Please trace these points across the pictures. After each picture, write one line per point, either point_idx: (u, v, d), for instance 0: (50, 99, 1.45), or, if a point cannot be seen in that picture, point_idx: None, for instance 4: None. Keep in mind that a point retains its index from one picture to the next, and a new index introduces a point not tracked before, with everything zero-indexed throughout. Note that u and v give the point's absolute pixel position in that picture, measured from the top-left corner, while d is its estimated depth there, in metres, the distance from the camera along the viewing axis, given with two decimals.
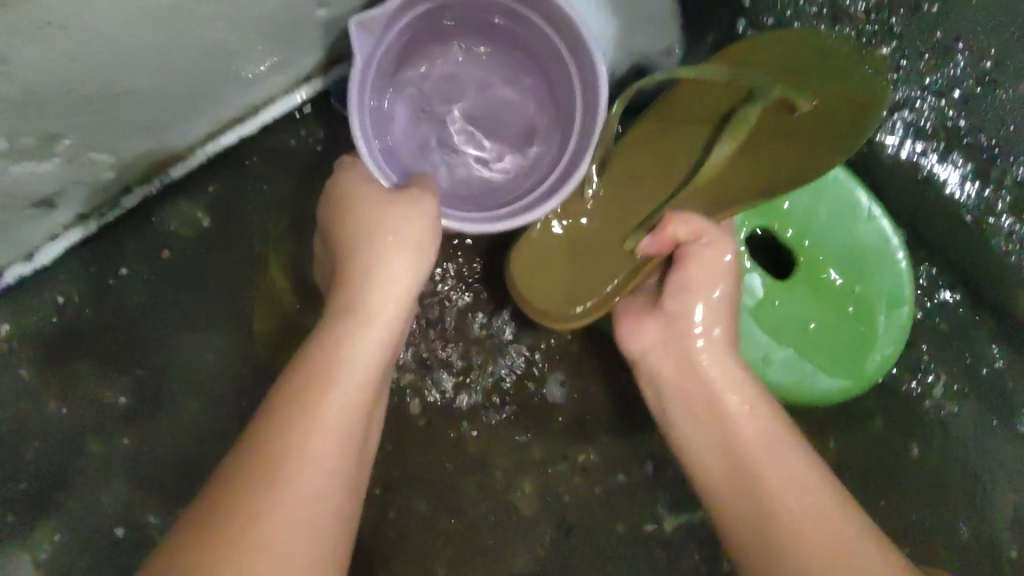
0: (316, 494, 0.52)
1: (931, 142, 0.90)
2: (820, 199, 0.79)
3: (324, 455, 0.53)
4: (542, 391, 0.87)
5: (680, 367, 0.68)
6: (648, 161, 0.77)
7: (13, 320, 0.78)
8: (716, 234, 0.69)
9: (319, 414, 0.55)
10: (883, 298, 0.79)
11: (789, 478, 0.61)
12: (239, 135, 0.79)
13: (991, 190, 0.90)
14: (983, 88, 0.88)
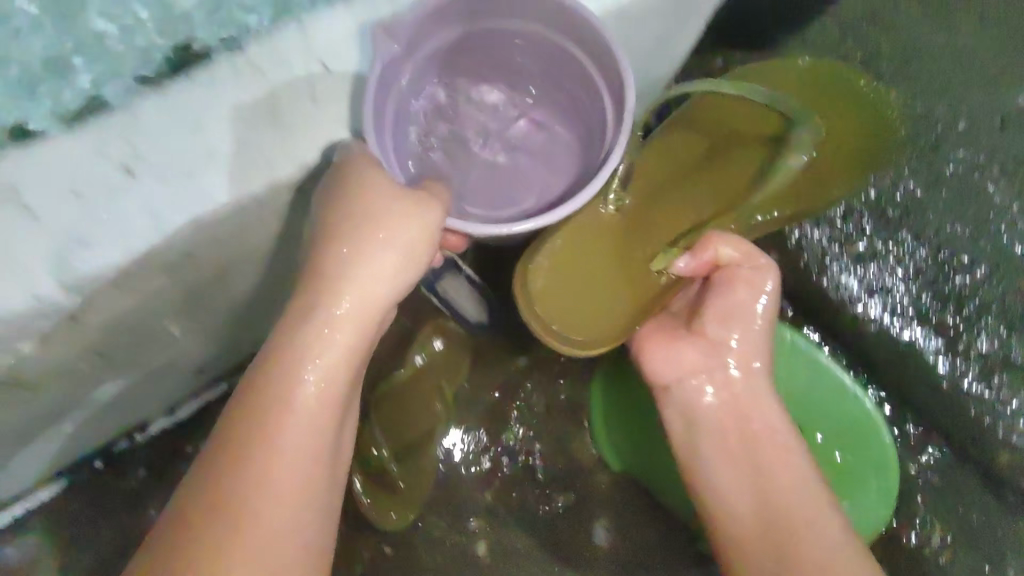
0: (284, 502, 0.57)
1: (907, 319, 1.08)
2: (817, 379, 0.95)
3: (291, 467, 0.57)
4: (591, 536, 0.97)
5: (721, 399, 0.79)
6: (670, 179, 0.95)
7: (156, 462, 0.96)
8: (757, 259, 0.81)
9: (281, 426, 0.57)
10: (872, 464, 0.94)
11: (808, 496, 0.74)
12: None
13: (961, 361, 1.07)
14: (943, 276, 1.09)
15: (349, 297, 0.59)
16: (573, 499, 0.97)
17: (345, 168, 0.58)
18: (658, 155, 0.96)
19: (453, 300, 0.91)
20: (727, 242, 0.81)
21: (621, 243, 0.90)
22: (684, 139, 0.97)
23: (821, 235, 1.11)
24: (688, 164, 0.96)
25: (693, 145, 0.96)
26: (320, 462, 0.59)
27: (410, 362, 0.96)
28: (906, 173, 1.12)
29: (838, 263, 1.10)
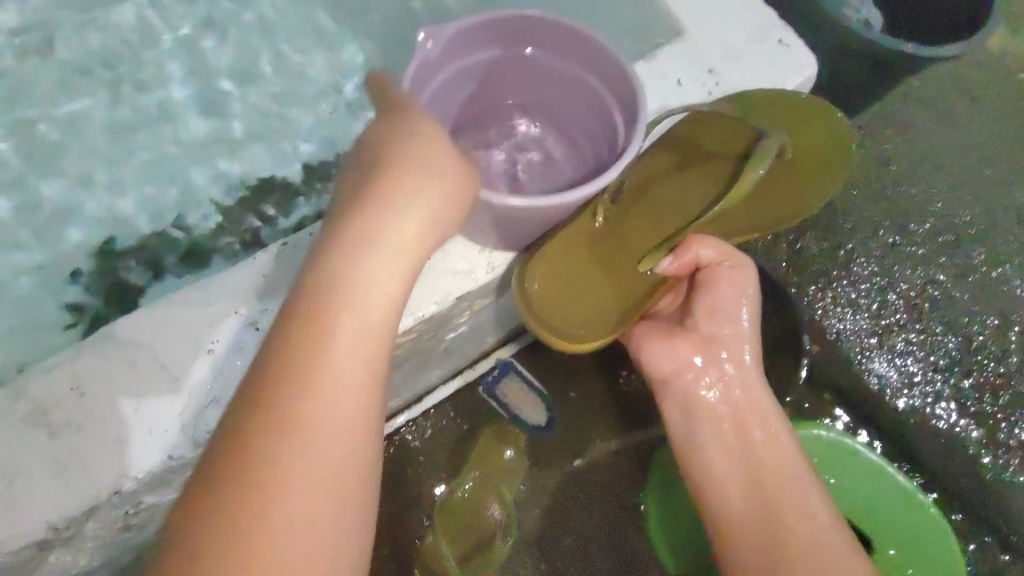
0: (319, 485, 0.51)
1: (947, 408, 1.12)
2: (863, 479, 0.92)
3: (328, 449, 0.52)
4: None
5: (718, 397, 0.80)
6: (647, 195, 0.94)
7: None
8: (737, 257, 0.84)
9: (319, 394, 0.53)
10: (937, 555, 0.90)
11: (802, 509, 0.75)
12: (407, 416, 1.02)
13: (1002, 452, 1.10)
14: (978, 365, 1.14)
15: (385, 267, 0.58)
16: None
17: (391, 146, 0.62)
18: (648, 176, 0.95)
19: (513, 402, 1.04)
20: (708, 243, 0.83)
21: (605, 256, 0.89)
22: (664, 162, 0.96)
23: (858, 326, 1.16)
24: (669, 183, 0.95)
25: (668, 165, 0.96)
26: (359, 448, 0.54)
27: (471, 464, 1.01)
28: (934, 267, 1.18)
29: (874, 352, 1.15)
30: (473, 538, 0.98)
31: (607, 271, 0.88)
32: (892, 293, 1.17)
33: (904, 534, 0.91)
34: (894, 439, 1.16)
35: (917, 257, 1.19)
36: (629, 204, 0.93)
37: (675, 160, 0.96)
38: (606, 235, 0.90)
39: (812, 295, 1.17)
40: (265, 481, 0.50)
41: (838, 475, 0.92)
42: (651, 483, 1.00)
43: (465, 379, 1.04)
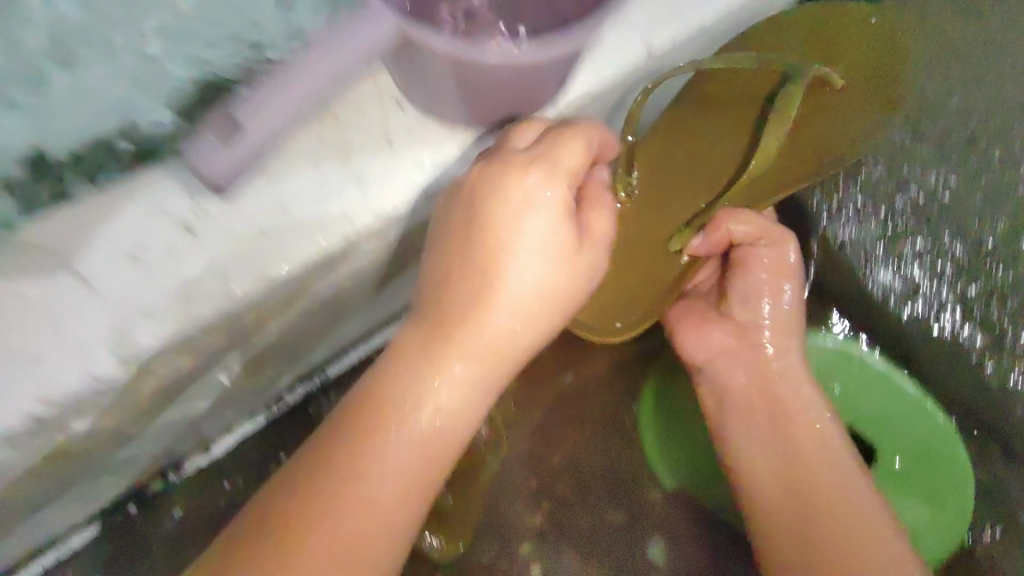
0: (386, 493, 0.54)
1: (950, 315, 1.05)
2: (878, 390, 0.86)
3: (402, 459, 0.55)
4: (643, 553, 0.93)
5: (754, 370, 0.82)
6: (672, 156, 0.89)
7: (200, 495, 0.95)
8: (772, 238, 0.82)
9: (406, 411, 0.56)
10: (946, 476, 0.85)
11: (838, 484, 0.75)
12: (383, 338, 0.96)
13: (1007, 360, 1.02)
14: (988, 268, 1.04)
15: (518, 278, 0.57)
16: (626, 517, 0.94)
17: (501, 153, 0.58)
18: (671, 128, 0.90)
19: None
20: (737, 218, 0.81)
21: (633, 236, 0.88)
22: (688, 119, 0.89)
23: (864, 233, 1.11)
24: (692, 146, 0.89)
25: (699, 121, 0.89)
26: (434, 466, 0.57)
27: None
28: (947, 165, 1.07)
29: (877, 259, 1.10)
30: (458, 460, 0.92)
31: (641, 252, 0.88)
32: (901, 196, 1.09)
33: (903, 441, 0.86)
34: (893, 342, 1.13)
35: (925, 157, 1.08)
36: (655, 169, 0.89)
37: (706, 117, 0.89)
38: (633, 212, 0.88)
39: (818, 204, 1.14)
40: (347, 476, 0.54)
41: (839, 385, 0.88)
42: (643, 399, 0.95)
43: None
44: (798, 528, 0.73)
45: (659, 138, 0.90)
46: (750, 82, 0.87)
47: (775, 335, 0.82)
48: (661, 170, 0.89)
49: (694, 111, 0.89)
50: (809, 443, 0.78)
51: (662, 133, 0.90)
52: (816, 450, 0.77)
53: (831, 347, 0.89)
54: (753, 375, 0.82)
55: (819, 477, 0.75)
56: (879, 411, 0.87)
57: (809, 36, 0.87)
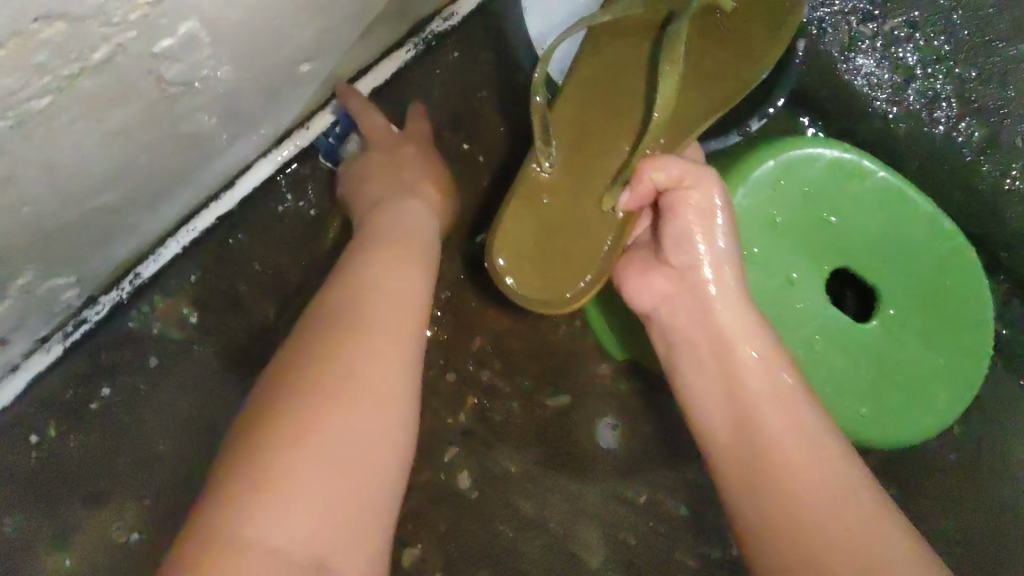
0: (350, 463, 0.44)
1: (942, 109, 0.84)
2: (879, 212, 0.63)
3: (363, 417, 0.46)
4: (593, 437, 0.78)
5: (689, 255, 0.60)
6: (604, 87, 0.67)
7: None
8: (700, 171, 0.59)
9: (356, 355, 0.48)
10: (958, 316, 0.64)
11: (799, 423, 0.53)
12: (215, 214, 0.67)
13: (1003, 157, 0.84)
14: (989, 44, 0.82)
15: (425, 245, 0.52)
16: (570, 398, 0.77)
17: None
18: (583, 83, 0.67)
19: None
20: (661, 163, 0.59)
21: (555, 210, 0.63)
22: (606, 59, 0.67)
23: (850, 6, 0.84)
24: (620, 34, 0.67)
25: (633, 51, 0.67)
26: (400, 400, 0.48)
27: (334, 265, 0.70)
28: None
29: (864, 45, 0.84)
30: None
31: (567, 213, 0.63)
32: None
33: (905, 279, 0.64)
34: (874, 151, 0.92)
35: None
36: (582, 117, 0.66)
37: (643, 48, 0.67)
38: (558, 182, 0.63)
39: None
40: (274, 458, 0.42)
41: (834, 210, 0.63)
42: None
43: (297, 144, 0.69)
44: (738, 420, 0.54)
45: (586, 61, 0.67)
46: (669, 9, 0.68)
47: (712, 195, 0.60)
48: (590, 76, 0.67)
49: (617, 44, 0.67)
50: (732, 317, 0.58)
51: (584, 56, 0.67)
52: (743, 321, 0.58)
53: (828, 156, 0.62)
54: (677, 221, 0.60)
55: (749, 352, 0.56)
56: (881, 241, 0.64)
57: None
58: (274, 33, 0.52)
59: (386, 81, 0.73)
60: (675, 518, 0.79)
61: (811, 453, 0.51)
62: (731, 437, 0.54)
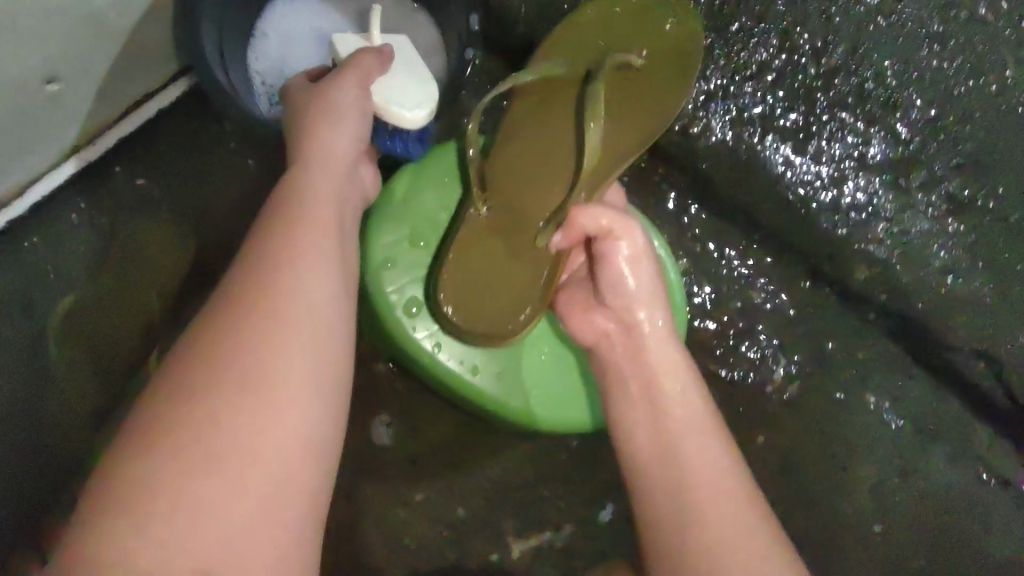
0: (271, 452, 0.46)
1: (755, 126, 0.92)
2: None
3: (292, 403, 0.49)
4: (368, 436, 0.80)
5: (608, 286, 0.69)
6: (557, 133, 0.77)
7: None
8: (627, 222, 0.69)
9: (296, 292, 0.53)
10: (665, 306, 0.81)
11: (690, 424, 0.63)
12: (6, 218, 0.74)
13: (812, 169, 0.93)
14: (791, 68, 0.93)
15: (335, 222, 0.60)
16: (347, 399, 0.80)
17: None
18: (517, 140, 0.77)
19: (180, 194, 0.82)
20: (590, 213, 0.68)
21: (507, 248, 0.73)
22: (560, 107, 0.77)
23: None
24: (558, 95, 0.78)
25: (568, 107, 0.77)
26: (334, 322, 0.55)
27: (123, 264, 0.79)
28: None
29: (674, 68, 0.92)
30: (120, 340, 0.79)
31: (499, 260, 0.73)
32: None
33: None
34: (686, 180, 0.93)
35: None
36: (507, 171, 0.76)
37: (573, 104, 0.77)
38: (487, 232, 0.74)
39: None
40: (208, 454, 0.44)
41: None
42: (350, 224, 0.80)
43: (82, 162, 0.76)
44: (659, 445, 0.63)
45: (517, 133, 0.77)
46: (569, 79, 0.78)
47: (628, 247, 0.68)
48: (522, 133, 0.77)
49: (549, 107, 0.77)
50: (657, 348, 0.67)
51: (519, 120, 0.78)
52: (667, 358, 0.67)
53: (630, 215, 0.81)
54: (612, 272, 0.69)
55: (671, 398, 0.64)
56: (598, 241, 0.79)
57: (620, 36, 0.81)
58: None
59: (168, 107, 0.80)
60: (455, 521, 0.80)
61: (708, 454, 0.61)
62: (651, 456, 0.63)
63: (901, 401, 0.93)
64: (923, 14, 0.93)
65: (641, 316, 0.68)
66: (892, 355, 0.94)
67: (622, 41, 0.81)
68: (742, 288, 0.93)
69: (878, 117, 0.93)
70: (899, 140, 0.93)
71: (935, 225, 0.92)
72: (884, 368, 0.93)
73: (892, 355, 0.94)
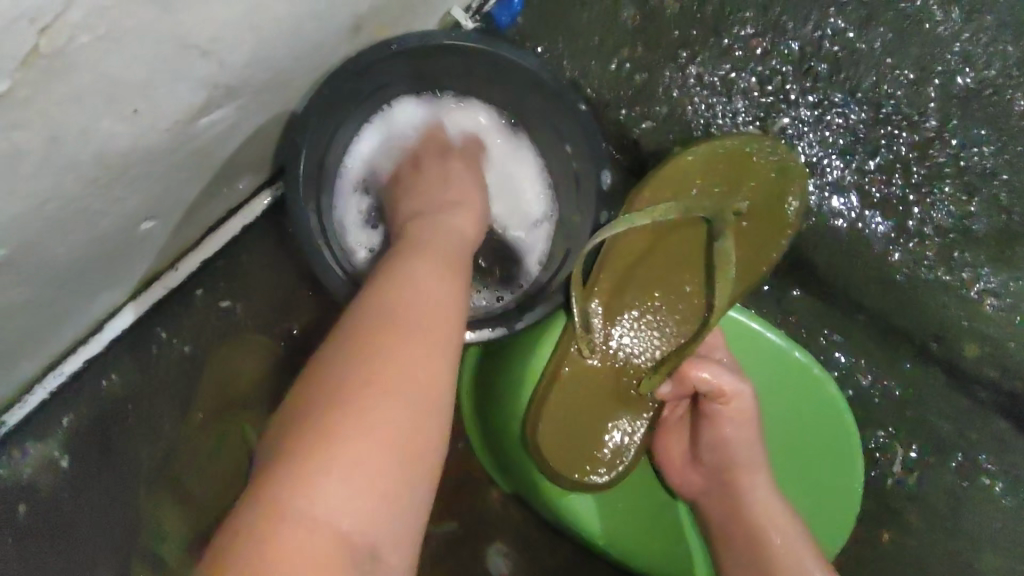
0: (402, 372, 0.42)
1: (854, 202, 0.88)
2: (748, 353, 0.72)
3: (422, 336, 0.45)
4: (484, 569, 0.74)
5: (710, 440, 0.67)
6: (662, 276, 0.69)
7: None
8: (739, 386, 0.65)
9: (423, 255, 0.53)
10: (833, 459, 0.71)
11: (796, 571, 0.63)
12: (85, 357, 0.67)
13: (916, 244, 0.88)
14: (889, 139, 0.89)
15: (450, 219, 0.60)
16: (458, 528, 0.74)
17: None
18: (618, 277, 0.68)
19: (264, 312, 0.74)
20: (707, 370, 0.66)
21: (603, 396, 0.69)
22: (668, 254, 0.69)
23: (749, 107, 0.88)
24: (664, 237, 0.68)
25: (674, 253, 0.69)
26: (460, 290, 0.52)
27: (212, 395, 0.72)
28: (817, 18, 0.88)
29: None
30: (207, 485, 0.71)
31: (586, 405, 0.69)
32: (781, 74, 0.88)
33: (782, 402, 0.72)
34: (788, 262, 0.89)
35: (792, 8, 0.88)
36: (613, 312, 0.69)
37: (683, 252, 0.69)
38: (586, 376, 0.69)
39: (669, 79, 0.87)
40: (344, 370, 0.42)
41: (746, 365, 0.73)
42: (464, 363, 0.73)
43: (165, 288, 0.69)
44: None
45: (613, 272, 0.68)
46: (679, 225, 0.68)
47: (731, 404, 0.66)
48: (619, 271, 0.68)
49: (653, 248, 0.68)
50: (759, 505, 0.65)
51: (614, 258, 0.67)
52: (772, 513, 0.65)
53: (753, 324, 0.71)
54: (717, 437, 0.66)
55: (775, 540, 0.64)
56: (759, 374, 0.72)
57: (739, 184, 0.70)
58: (92, 211, 0.52)
59: (258, 218, 0.73)
60: None
61: None
62: None
63: (1022, 486, 0.87)
64: (1019, 79, 0.89)
65: (743, 478, 0.66)
66: (1012, 437, 0.88)
67: (736, 180, 0.70)
68: (846, 372, 0.90)
69: (976, 188, 0.89)
70: (1000, 211, 0.89)
71: None
72: (1008, 448, 0.88)
73: (1008, 435, 0.88)
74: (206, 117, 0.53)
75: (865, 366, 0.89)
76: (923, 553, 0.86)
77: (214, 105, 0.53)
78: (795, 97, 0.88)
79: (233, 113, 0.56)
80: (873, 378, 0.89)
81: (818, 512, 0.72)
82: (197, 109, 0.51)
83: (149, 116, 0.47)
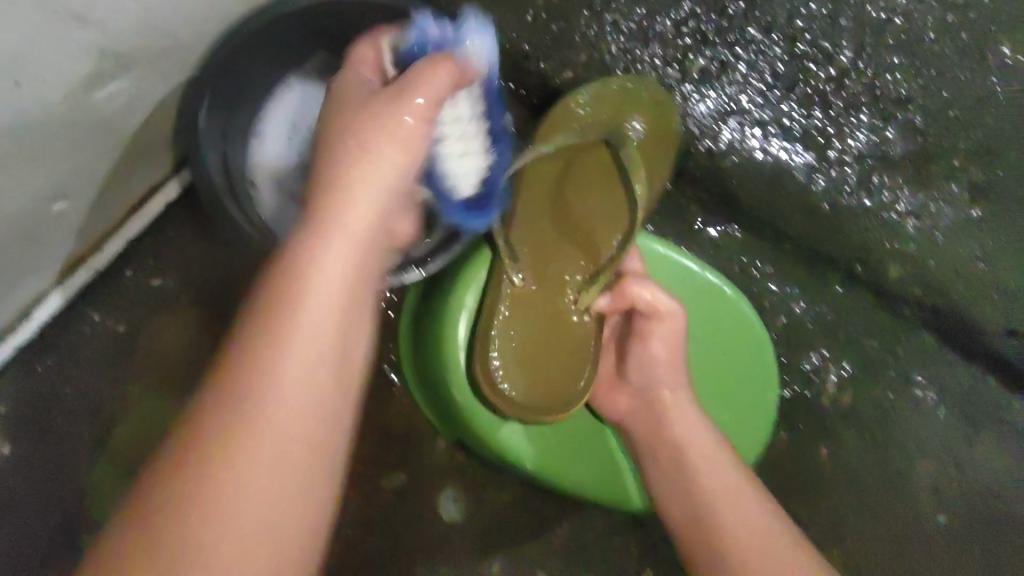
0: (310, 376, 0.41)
1: (774, 136, 0.91)
2: (665, 277, 0.77)
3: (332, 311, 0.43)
4: (435, 514, 0.76)
5: (637, 359, 0.71)
6: (576, 204, 0.73)
7: None
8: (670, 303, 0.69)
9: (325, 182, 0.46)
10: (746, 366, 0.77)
11: (719, 478, 0.64)
12: (15, 344, 0.68)
13: (836, 172, 0.91)
14: (805, 71, 0.91)
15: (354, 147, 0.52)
16: (407, 478, 0.76)
17: None
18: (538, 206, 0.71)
19: (195, 286, 0.74)
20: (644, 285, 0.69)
21: (542, 323, 0.71)
22: (578, 181, 0.73)
23: (667, 50, 0.89)
24: (572, 163, 0.72)
25: (581, 180, 0.73)
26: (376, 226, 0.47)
27: (150, 372, 0.73)
28: None
29: (684, 89, 0.90)
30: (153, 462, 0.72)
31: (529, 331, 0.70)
32: (696, 15, 0.89)
33: (703, 321, 0.77)
34: (716, 199, 0.91)
35: None
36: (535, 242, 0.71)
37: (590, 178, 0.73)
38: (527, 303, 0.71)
39: (585, 27, 0.87)
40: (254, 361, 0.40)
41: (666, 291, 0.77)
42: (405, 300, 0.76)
43: (90, 271, 0.70)
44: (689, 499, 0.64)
45: (533, 201, 0.71)
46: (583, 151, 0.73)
47: (657, 322, 0.70)
48: (539, 200, 0.71)
49: (564, 176, 0.72)
50: (683, 417, 0.68)
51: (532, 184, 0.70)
52: (697, 425, 0.68)
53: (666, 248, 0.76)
54: (647, 352, 0.70)
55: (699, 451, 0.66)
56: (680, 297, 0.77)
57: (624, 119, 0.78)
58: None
59: (178, 196, 0.73)
60: None
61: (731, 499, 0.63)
62: (685, 516, 0.64)
63: (947, 393, 0.92)
64: (926, 4, 0.91)
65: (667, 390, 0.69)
66: (934, 348, 0.93)
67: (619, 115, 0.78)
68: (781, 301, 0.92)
69: (891, 114, 0.92)
70: (915, 133, 0.92)
71: (961, 213, 0.92)
72: (929, 358, 0.93)
73: (930, 346, 0.93)
74: (101, 89, 0.53)
75: (796, 295, 0.92)
76: (860, 466, 0.90)
77: (108, 75, 0.52)
78: (712, 38, 0.89)
79: (132, 84, 0.56)
80: (805, 304, 0.92)
81: (740, 420, 0.77)
82: (90, 79, 0.51)
83: (39, 87, 0.47)
